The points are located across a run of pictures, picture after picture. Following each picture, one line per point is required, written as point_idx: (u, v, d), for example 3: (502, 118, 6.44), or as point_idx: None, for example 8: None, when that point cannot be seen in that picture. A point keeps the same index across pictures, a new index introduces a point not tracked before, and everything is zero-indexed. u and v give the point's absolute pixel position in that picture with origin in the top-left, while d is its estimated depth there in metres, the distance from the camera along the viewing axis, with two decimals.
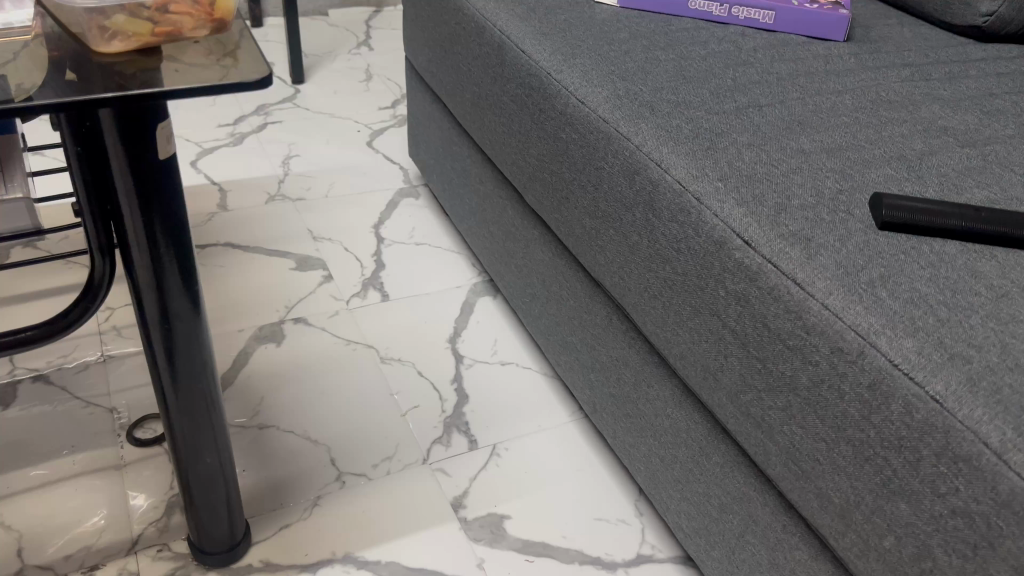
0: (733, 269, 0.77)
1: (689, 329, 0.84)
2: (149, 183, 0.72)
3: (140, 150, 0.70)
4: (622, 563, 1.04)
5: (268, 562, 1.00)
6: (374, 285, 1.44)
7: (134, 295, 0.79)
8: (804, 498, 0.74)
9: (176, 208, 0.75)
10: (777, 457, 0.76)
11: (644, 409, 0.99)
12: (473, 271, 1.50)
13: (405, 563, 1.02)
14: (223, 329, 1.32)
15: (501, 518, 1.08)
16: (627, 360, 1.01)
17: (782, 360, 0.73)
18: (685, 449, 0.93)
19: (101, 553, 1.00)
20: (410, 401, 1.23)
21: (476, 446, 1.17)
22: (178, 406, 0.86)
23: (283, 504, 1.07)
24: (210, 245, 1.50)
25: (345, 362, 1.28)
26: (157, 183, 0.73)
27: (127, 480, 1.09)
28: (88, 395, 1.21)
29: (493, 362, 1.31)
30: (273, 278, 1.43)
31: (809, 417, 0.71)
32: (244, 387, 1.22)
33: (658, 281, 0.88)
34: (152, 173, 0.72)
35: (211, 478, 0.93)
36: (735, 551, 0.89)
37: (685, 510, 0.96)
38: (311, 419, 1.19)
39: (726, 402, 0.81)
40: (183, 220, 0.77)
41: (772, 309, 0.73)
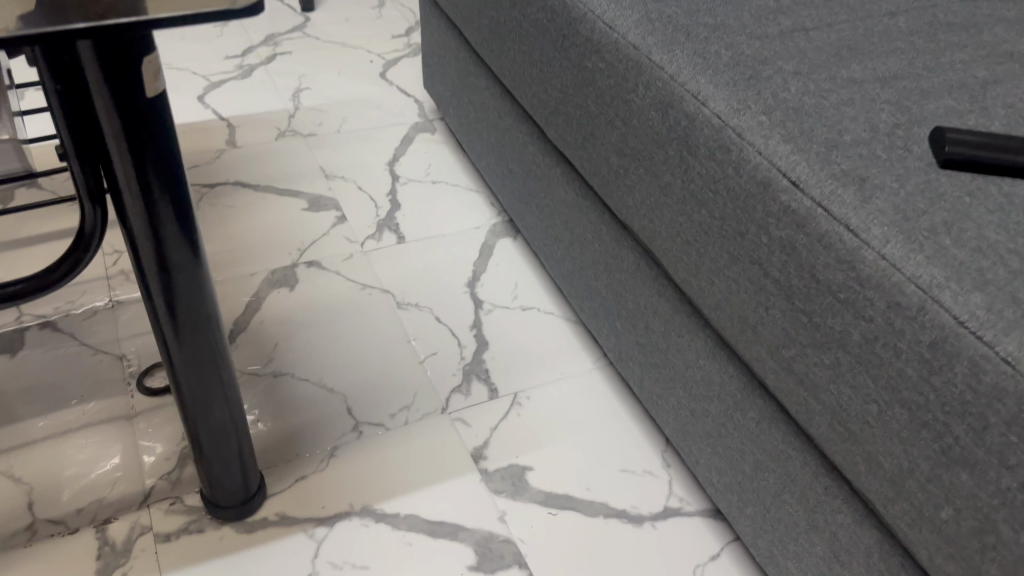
0: (778, 214, 0.71)
1: (727, 277, 0.78)
2: (138, 123, 0.66)
3: (125, 87, 0.64)
4: (648, 517, 1.00)
5: (283, 516, 0.97)
6: (389, 226, 1.38)
7: (130, 245, 0.73)
8: (851, 461, 0.69)
9: (170, 149, 0.69)
10: (821, 418, 0.70)
11: (674, 359, 0.94)
12: (491, 212, 1.44)
13: (424, 516, 0.98)
14: (234, 273, 1.27)
15: (523, 470, 1.04)
16: (656, 308, 0.95)
17: (832, 315, 0.67)
18: (718, 403, 0.88)
19: (113, 507, 0.97)
20: (428, 347, 1.18)
21: (497, 395, 1.12)
22: (183, 361, 0.82)
23: (298, 454, 1.04)
24: (219, 185, 1.44)
25: (361, 307, 1.23)
26: (147, 122, 0.66)
27: (138, 431, 1.06)
28: (97, 343, 1.17)
29: (514, 307, 1.25)
30: (284, 219, 1.38)
31: (860, 377, 0.65)
32: (257, 333, 1.18)
33: (693, 225, 0.82)
34: (143, 110, 0.66)
35: (222, 431, 0.89)
36: (770, 510, 0.84)
37: (717, 465, 0.91)
38: (326, 366, 1.14)
39: (766, 357, 0.75)
40: (177, 162, 0.71)
41: (822, 258, 0.67)
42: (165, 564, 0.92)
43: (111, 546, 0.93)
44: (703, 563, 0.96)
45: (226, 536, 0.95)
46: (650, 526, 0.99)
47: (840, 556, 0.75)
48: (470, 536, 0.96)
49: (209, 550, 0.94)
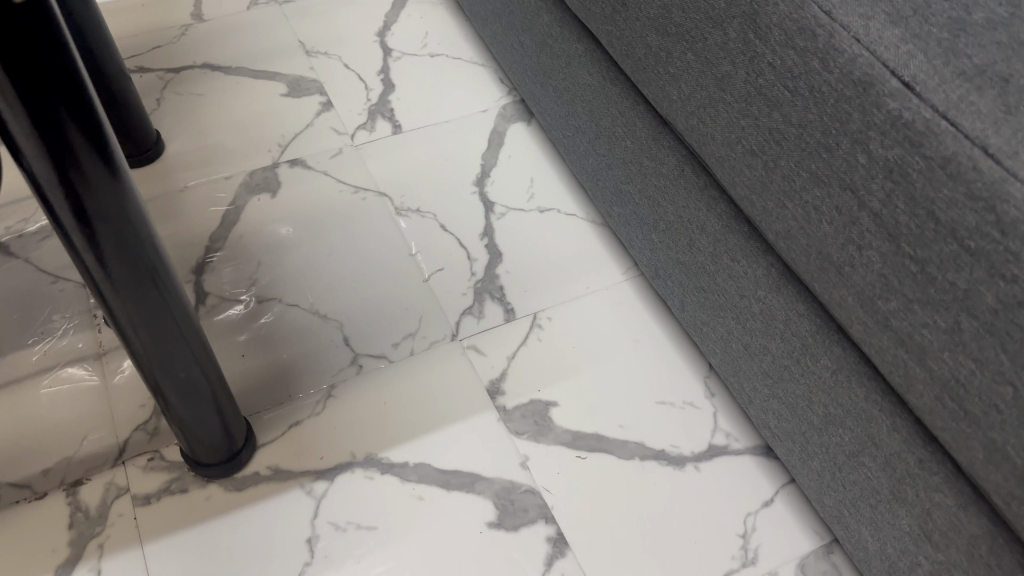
0: (882, 125, 0.53)
1: (805, 202, 0.61)
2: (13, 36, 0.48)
3: None
4: (690, 457, 0.88)
5: (277, 469, 0.86)
6: (383, 112, 1.20)
7: (39, 194, 0.57)
8: (963, 444, 0.55)
9: (68, 67, 0.52)
10: (927, 388, 0.56)
11: (725, 285, 0.79)
12: (500, 90, 1.24)
13: (436, 465, 0.86)
14: (208, 177, 1.10)
15: (547, 407, 0.91)
16: (705, 225, 0.79)
17: (954, 267, 0.50)
18: (780, 343, 0.74)
19: (84, 466, 0.86)
20: (433, 261, 1.03)
21: (514, 317, 0.98)
22: (132, 321, 0.67)
23: (290, 396, 0.91)
24: (184, 69, 1.24)
25: (354, 215, 1.07)
26: (25, 32, 0.49)
27: (108, 373, 0.93)
28: (56, 268, 1.02)
29: (530, 209, 1.09)
30: (262, 107, 1.19)
31: (990, 349, 0.50)
32: (236, 250, 1.03)
33: (759, 131, 0.64)
34: (19, 18, 0.48)
35: (193, 388, 0.76)
36: (842, 470, 0.71)
37: (775, 409, 0.78)
38: (318, 289, 1.00)
39: (854, 305, 0.60)
40: (79, 81, 0.54)
41: (945, 191, 0.50)
42: (146, 533, 0.82)
43: (84, 512, 0.83)
44: (755, 511, 0.84)
45: (213, 496, 0.84)
46: (693, 469, 0.87)
47: (932, 537, 0.63)
48: (489, 488, 0.85)
49: (195, 514, 0.83)
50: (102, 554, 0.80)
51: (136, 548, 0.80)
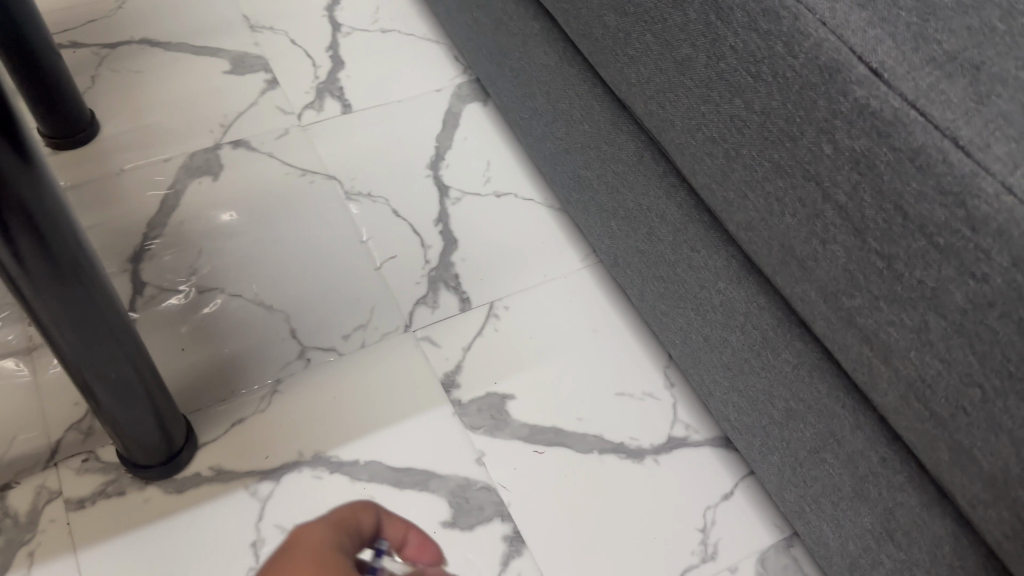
0: (849, 113, 0.50)
1: (767, 193, 0.59)
2: None
3: None
4: (650, 450, 0.86)
5: (220, 470, 0.82)
6: (332, 91, 1.15)
7: None
8: (929, 444, 0.53)
9: None
10: (892, 387, 0.54)
11: (685, 275, 0.76)
12: (455, 69, 1.20)
13: (388, 462, 0.83)
14: (146, 159, 1.05)
15: (503, 400, 0.88)
16: (664, 213, 0.76)
17: (923, 264, 0.48)
18: (740, 335, 0.71)
19: (12, 469, 0.81)
20: (385, 248, 0.99)
21: (470, 306, 0.95)
22: (54, 319, 0.63)
23: (234, 391, 0.87)
24: (121, 44, 1.17)
25: (302, 200, 1.03)
26: None
27: (39, 368, 0.88)
28: None
29: (485, 193, 1.05)
30: (204, 84, 1.13)
31: (959, 350, 0.48)
32: (176, 237, 0.98)
33: (720, 118, 0.61)
34: None
35: (127, 388, 0.72)
36: (804, 465, 0.69)
37: (735, 402, 0.76)
38: (263, 278, 0.96)
39: (817, 300, 0.58)
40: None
41: (915, 185, 0.47)
42: (80, 539, 0.77)
43: (13, 518, 0.78)
44: (715, 505, 0.83)
45: (152, 498, 0.80)
46: (652, 462, 0.85)
47: (895, 536, 0.61)
48: (444, 485, 0.82)
49: (133, 518, 0.79)
50: (32, 562, 0.76)
51: (69, 555, 0.76)
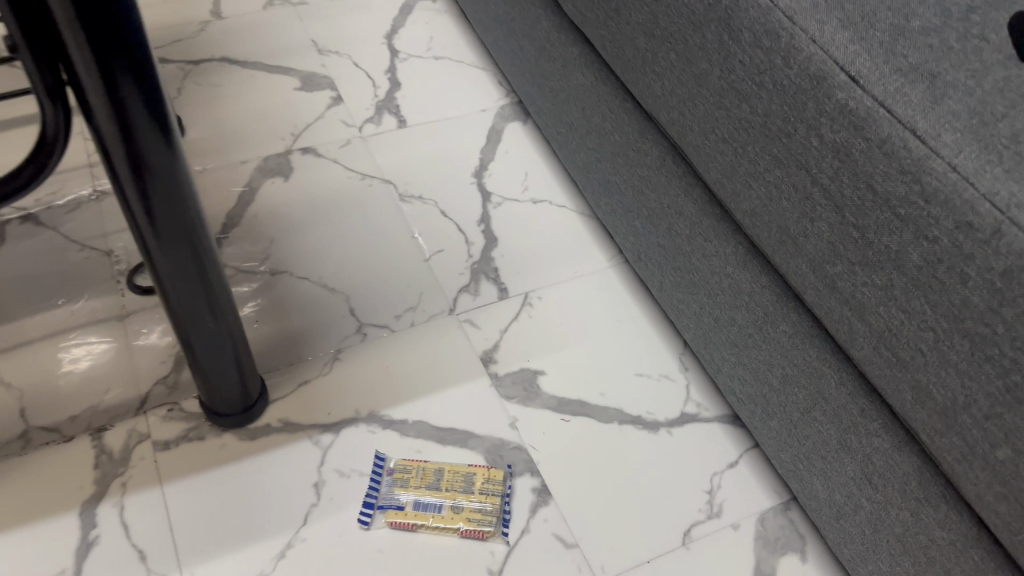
0: (833, 112, 0.62)
1: (767, 182, 0.71)
2: (103, 18, 0.56)
3: None
4: (664, 423, 0.96)
5: (288, 422, 0.94)
6: (389, 108, 1.29)
7: (100, 147, 0.65)
8: (896, 387, 0.64)
9: (141, 47, 0.60)
10: (866, 340, 0.65)
11: (699, 264, 0.88)
12: (499, 92, 1.34)
13: (433, 423, 0.94)
14: (225, 160, 1.18)
15: (535, 375, 1.00)
16: (682, 209, 0.88)
17: (888, 232, 0.60)
18: (746, 313, 0.83)
19: (108, 414, 0.94)
20: (433, 243, 1.12)
21: (507, 295, 1.07)
22: (169, 271, 0.75)
23: (300, 358, 0.99)
24: (204, 61, 1.32)
25: (361, 199, 1.16)
26: (115, 16, 0.57)
27: (131, 332, 1.01)
28: (81, 237, 1.10)
29: (524, 200, 1.18)
30: (276, 99, 1.28)
31: (916, 301, 0.59)
32: (251, 227, 1.11)
33: (730, 121, 0.73)
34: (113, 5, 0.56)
35: (217, 339, 0.84)
36: (797, 425, 0.80)
37: (740, 375, 0.87)
38: (327, 264, 1.08)
39: (806, 271, 0.69)
40: (150, 62, 0.62)
41: (882, 168, 0.59)
42: (165, 474, 0.89)
43: (108, 455, 0.90)
44: (721, 471, 0.93)
45: (228, 444, 0.92)
46: (666, 433, 0.96)
47: (872, 479, 0.72)
48: (481, 444, 0.93)
49: (211, 459, 0.91)
50: (125, 492, 0.88)
51: (156, 488, 0.88)
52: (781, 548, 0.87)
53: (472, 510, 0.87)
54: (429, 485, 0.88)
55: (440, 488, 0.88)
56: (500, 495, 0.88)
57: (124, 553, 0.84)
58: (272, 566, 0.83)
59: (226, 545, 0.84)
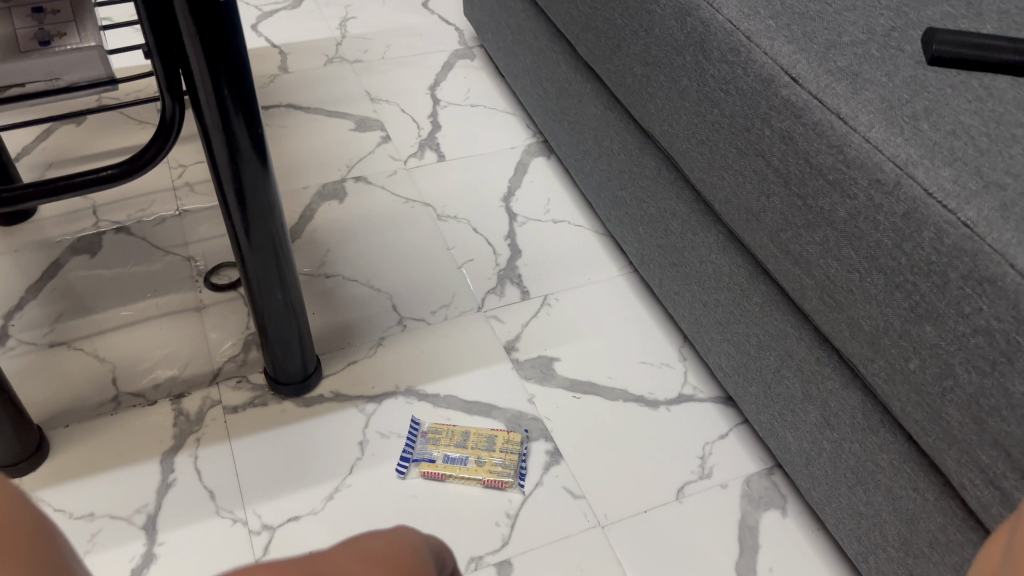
0: (779, 107, 0.78)
1: (735, 171, 0.86)
2: (215, 38, 0.74)
3: (205, 8, 0.72)
4: (664, 401, 1.10)
5: (338, 393, 1.09)
6: (431, 146, 1.48)
7: (204, 138, 0.82)
8: (836, 328, 0.77)
9: (241, 63, 0.78)
10: (813, 291, 0.79)
11: (690, 257, 1.03)
12: (526, 133, 1.52)
13: (461, 397, 1.09)
14: (289, 185, 1.38)
15: (551, 361, 1.14)
16: (675, 210, 1.04)
17: (823, 195, 0.74)
18: (727, 292, 0.97)
19: (186, 383, 1.10)
20: (466, 254, 1.28)
21: (528, 296, 1.23)
22: (250, 251, 0.92)
23: (349, 343, 1.15)
24: (273, 107, 1.54)
25: (404, 218, 1.34)
26: (224, 37, 0.75)
27: (206, 321, 1.19)
28: (166, 246, 1.30)
29: (545, 220, 1.35)
30: (333, 137, 1.48)
31: (845, 249, 0.73)
32: (310, 239, 1.29)
33: (706, 126, 0.90)
34: (222, 30, 0.74)
35: (284, 315, 1.00)
36: (771, 386, 0.93)
37: (725, 350, 1.00)
38: (374, 269, 1.25)
39: (767, 241, 0.84)
40: (247, 76, 0.79)
41: (815, 145, 0.74)
42: (233, 432, 1.05)
43: (185, 416, 1.06)
44: (713, 441, 1.06)
45: (287, 409, 1.07)
46: (665, 409, 1.09)
47: (830, 420, 0.84)
48: (503, 414, 1.07)
49: (272, 421, 1.06)
50: (199, 445, 1.03)
51: (225, 442, 1.04)
52: (764, 505, 0.99)
53: (494, 464, 1.00)
54: (457, 443, 1.02)
55: (466, 446, 1.02)
56: (518, 452, 1.02)
57: (197, 493, 0.98)
58: (321, 505, 0.97)
59: (283, 488, 0.99)
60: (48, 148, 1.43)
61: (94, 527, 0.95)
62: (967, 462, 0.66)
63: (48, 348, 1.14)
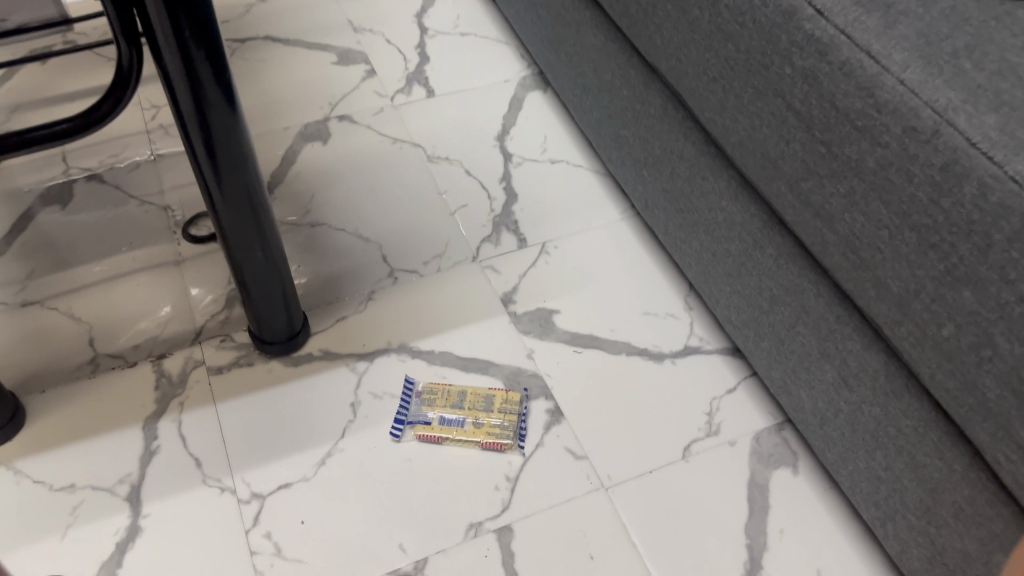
0: (802, 42, 0.71)
1: (750, 113, 0.79)
2: None
3: None
4: (669, 354, 1.05)
5: (327, 351, 1.04)
6: (419, 80, 1.39)
7: (166, 85, 0.75)
8: (860, 287, 0.71)
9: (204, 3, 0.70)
10: (835, 247, 0.73)
11: (697, 203, 0.96)
12: (521, 64, 1.43)
13: (457, 353, 1.04)
14: (269, 126, 1.30)
15: (550, 313, 1.08)
16: (683, 152, 0.96)
17: (849, 143, 0.67)
18: (738, 243, 0.91)
19: (167, 343, 1.05)
20: (459, 199, 1.22)
21: (526, 244, 1.16)
22: (225, 205, 0.85)
23: (338, 297, 1.09)
24: (249, 40, 1.44)
25: (393, 160, 1.26)
26: None
27: (186, 275, 1.13)
28: (141, 194, 1.22)
29: (542, 160, 1.27)
30: (314, 72, 1.39)
31: (873, 203, 0.67)
32: (293, 185, 1.22)
33: (718, 61, 0.82)
34: None
35: (265, 271, 0.94)
36: (784, 342, 0.88)
37: (736, 303, 0.95)
38: (362, 217, 1.19)
39: (785, 191, 0.77)
40: (212, 16, 0.71)
41: (842, 87, 0.67)
42: (218, 395, 1.00)
43: (168, 378, 1.01)
44: (721, 396, 1.01)
45: (274, 369, 1.02)
46: (670, 362, 1.04)
47: (848, 381, 0.79)
48: (501, 371, 1.02)
49: (258, 382, 1.01)
50: (182, 410, 0.98)
51: (210, 406, 0.99)
52: (775, 462, 0.95)
53: (493, 426, 0.96)
54: (453, 405, 0.98)
55: (463, 408, 0.98)
56: (518, 413, 0.97)
57: (182, 461, 0.94)
58: (313, 472, 0.93)
59: (273, 454, 0.95)
60: (10, 89, 1.34)
61: (75, 499, 0.90)
62: (1004, 437, 0.61)
63: (19, 307, 1.08)
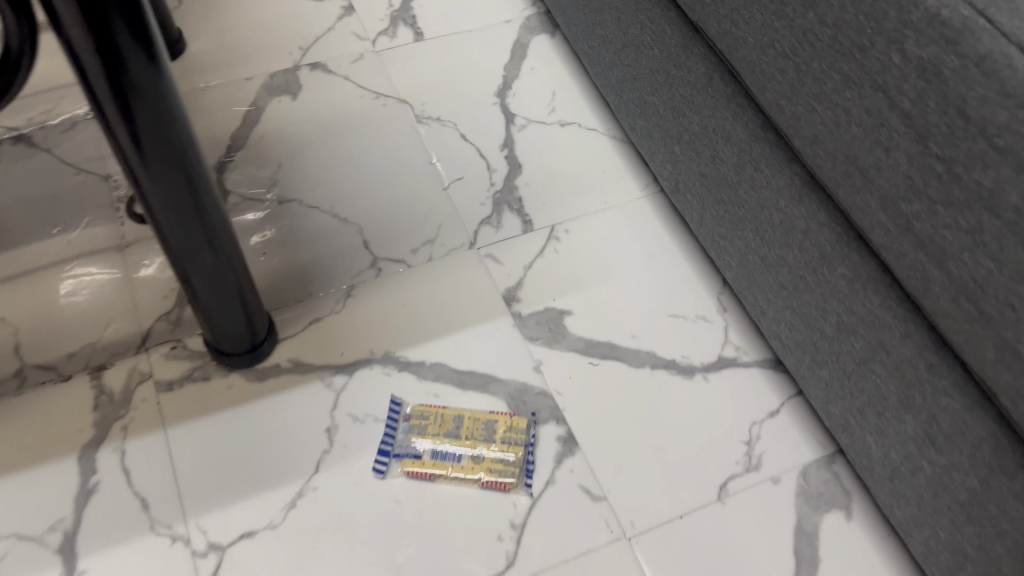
0: (920, 23, 0.53)
1: (833, 105, 0.62)
2: None
3: None
4: (700, 368, 0.90)
5: (298, 362, 0.88)
6: (405, 20, 1.19)
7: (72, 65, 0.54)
8: (976, 344, 0.56)
9: None
10: (942, 290, 0.57)
11: (746, 197, 0.79)
12: (524, 4, 1.24)
13: (452, 365, 0.88)
14: (228, 76, 1.10)
15: (562, 315, 0.92)
16: (730, 134, 0.79)
17: (982, 165, 0.51)
18: (797, 254, 0.74)
19: (108, 351, 0.89)
20: (453, 170, 1.04)
21: (531, 227, 0.99)
22: (162, 208, 0.66)
23: (311, 293, 0.93)
24: None
25: (375, 121, 1.07)
26: None
27: (131, 264, 0.95)
28: (78, 160, 1.04)
29: (550, 122, 1.09)
30: (282, 9, 1.18)
31: (1011, 247, 0.50)
32: (257, 151, 1.03)
33: (792, 33, 0.64)
34: None
35: (219, 276, 0.75)
36: (851, 377, 0.72)
37: (788, 320, 0.79)
38: (339, 191, 1.01)
39: (875, 209, 0.61)
40: None
41: (979, 90, 0.50)
42: (168, 418, 0.84)
43: (109, 395, 0.85)
44: (760, 421, 0.87)
45: (235, 385, 0.86)
46: (701, 378, 0.89)
47: (937, 441, 0.64)
48: (503, 389, 0.87)
49: (216, 402, 0.85)
50: (126, 436, 0.83)
51: (159, 431, 0.83)
52: (824, 504, 0.82)
53: (495, 461, 0.82)
54: (448, 433, 0.83)
55: (460, 438, 0.83)
56: (524, 445, 0.83)
57: (125, 502, 0.79)
58: (281, 517, 0.78)
59: (233, 494, 0.80)
60: None
61: None
62: None
63: None
